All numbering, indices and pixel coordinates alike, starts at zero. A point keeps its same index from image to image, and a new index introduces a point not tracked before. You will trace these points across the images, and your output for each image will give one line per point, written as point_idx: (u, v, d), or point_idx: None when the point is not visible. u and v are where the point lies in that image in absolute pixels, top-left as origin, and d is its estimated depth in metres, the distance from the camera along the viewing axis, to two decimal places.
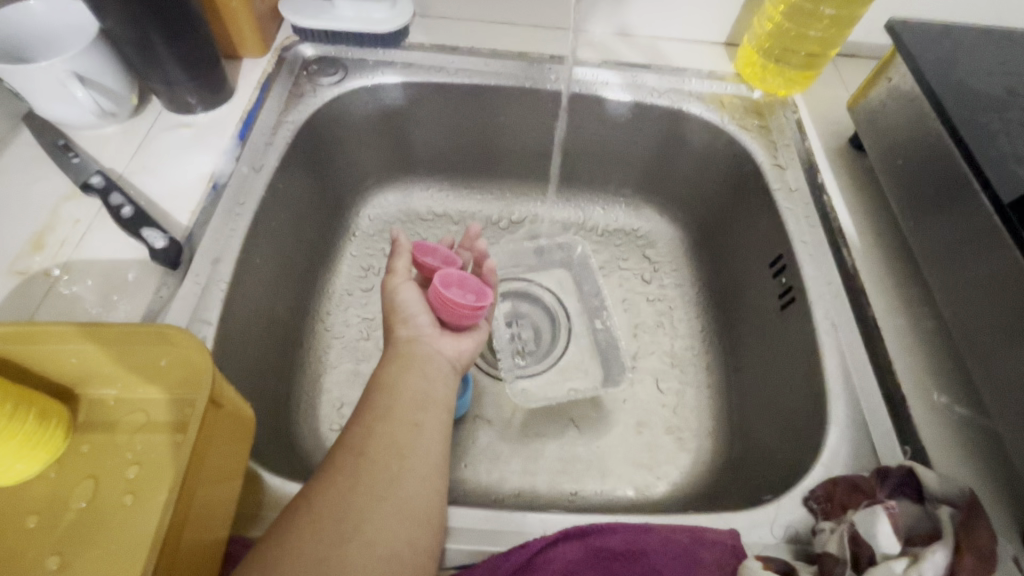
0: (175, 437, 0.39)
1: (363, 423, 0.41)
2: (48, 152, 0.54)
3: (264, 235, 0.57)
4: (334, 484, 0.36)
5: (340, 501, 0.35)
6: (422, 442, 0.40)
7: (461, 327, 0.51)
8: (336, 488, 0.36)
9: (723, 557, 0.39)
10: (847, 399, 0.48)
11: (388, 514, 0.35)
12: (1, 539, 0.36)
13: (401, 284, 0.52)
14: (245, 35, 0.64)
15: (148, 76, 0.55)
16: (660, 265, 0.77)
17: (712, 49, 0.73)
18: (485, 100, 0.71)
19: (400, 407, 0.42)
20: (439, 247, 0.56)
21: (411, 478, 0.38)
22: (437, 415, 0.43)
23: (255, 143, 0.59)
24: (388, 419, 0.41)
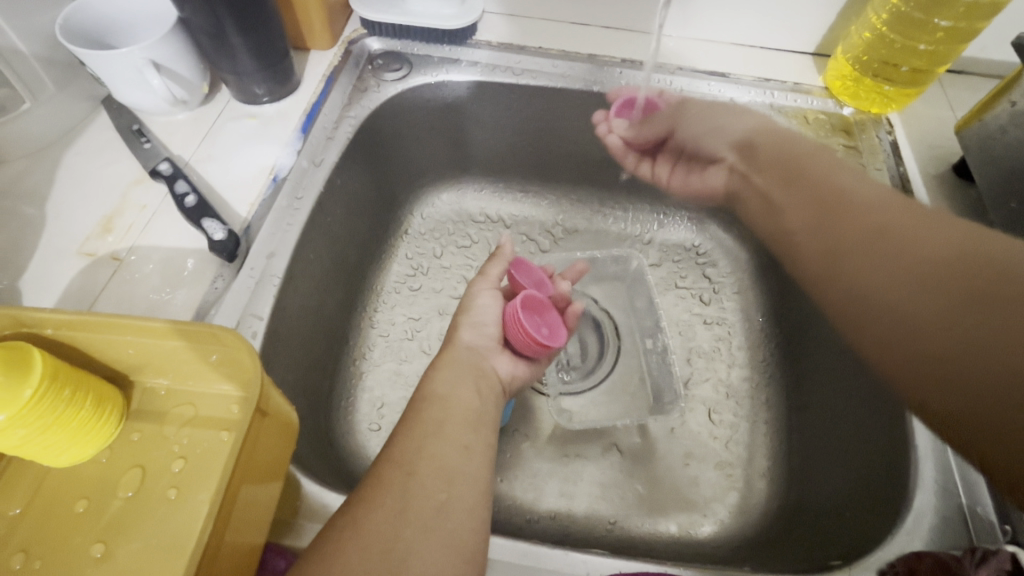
0: (222, 435, 0.39)
1: (409, 438, 0.39)
2: (122, 136, 0.55)
3: (319, 230, 0.56)
4: (379, 504, 0.35)
5: (385, 523, 0.34)
6: (470, 465, 0.39)
7: (522, 353, 0.53)
8: (381, 508, 0.35)
9: None
10: (938, 460, 0.44)
11: (433, 542, 0.34)
12: (52, 520, 0.37)
13: (484, 290, 0.55)
14: (315, 28, 0.63)
15: (219, 65, 0.55)
16: (721, 286, 0.73)
17: (798, 59, 0.68)
18: (550, 102, 0.68)
19: (449, 425, 0.41)
20: (535, 269, 0.59)
21: (457, 506, 0.36)
22: (482, 438, 0.42)
23: (316, 136, 0.59)
24: (438, 437, 0.40)
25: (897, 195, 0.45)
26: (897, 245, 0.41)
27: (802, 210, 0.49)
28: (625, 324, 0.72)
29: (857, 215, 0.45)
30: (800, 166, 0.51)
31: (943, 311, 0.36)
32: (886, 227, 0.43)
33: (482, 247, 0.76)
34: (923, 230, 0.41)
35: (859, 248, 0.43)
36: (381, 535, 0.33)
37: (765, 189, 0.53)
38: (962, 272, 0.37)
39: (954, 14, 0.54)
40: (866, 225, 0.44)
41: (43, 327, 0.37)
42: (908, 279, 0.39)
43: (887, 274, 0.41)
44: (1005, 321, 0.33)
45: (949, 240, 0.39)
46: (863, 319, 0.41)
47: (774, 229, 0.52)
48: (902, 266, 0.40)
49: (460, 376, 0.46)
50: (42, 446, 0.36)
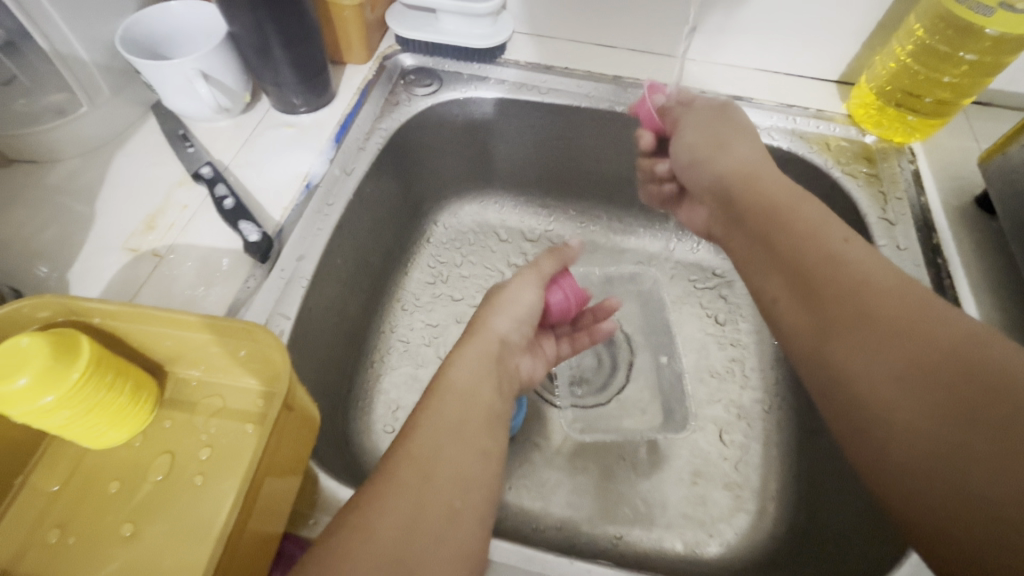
0: (247, 427, 0.41)
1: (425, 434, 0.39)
2: (167, 140, 0.59)
3: (346, 236, 0.59)
4: (398, 508, 0.34)
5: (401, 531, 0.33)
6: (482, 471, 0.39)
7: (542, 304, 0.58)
8: (400, 512, 0.34)
9: None
10: None
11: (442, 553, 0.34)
12: (87, 500, 0.39)
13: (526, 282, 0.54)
14: (352, 43, 0.66)
15: (262, 76, 0.59)
16: (736, 307, 0.74)
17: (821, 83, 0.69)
18: (573, 121, 0.70)
19: (466, 427, 0.40)
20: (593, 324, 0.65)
21: (466, 518, 0.36)
22: (496, 440, 0.42)
23: (348, 146, 0.62)
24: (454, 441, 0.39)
25: (861, 244, 0.39)
26: (911, 329, 0.32)
27: (774, 270, 0.42)
28: (639, 340, 0.73)
29: (841, 291, 0.36)
30: (783, 237, 0.42)
31: (927, 411, 0.29)
32: (870, 306, 0.34)
33: (501, 260, 0.79)
34: (910, 314, 0.33)
35: (850, 337, 0.34)
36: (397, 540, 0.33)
37: (752, 251, 0.45)
38: (955, 352, 0.30)
39: (978, 48, 0.54)
40: (870, 317, 0.34)
41: (91, 317, 0.40)
42: (894, 376, 0.31)
43: (877, 367, 0.32)
44: (1005, 440, 0.26)
45: (933, 324, 0.32)
46: (838, 387, 0.34)
47: (762, 297, 0.43)
48: (873, 337, 0.33)
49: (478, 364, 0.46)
50: (86, 427, 0.38)
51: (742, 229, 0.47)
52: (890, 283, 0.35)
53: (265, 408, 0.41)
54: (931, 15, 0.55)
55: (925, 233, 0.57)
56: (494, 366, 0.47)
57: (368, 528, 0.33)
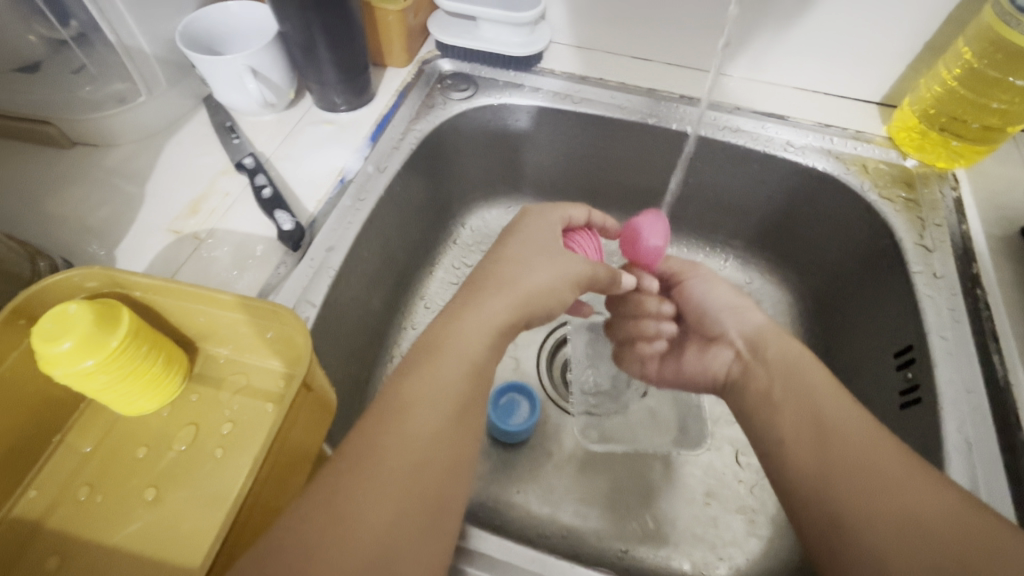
0: (267, 406, 0.43)
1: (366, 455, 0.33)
2: (215, 131, 0.62)
3: (375, 231, 0.61)
4: (328, 551, 0.29)
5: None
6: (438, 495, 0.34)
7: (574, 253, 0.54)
8: (331, 554, 0.29)
9: None
10: None
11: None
12: (115, 462, 0.41)
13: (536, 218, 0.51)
14: (394, 47, 0.69)
15: (306, 74, 0.61)
16: None
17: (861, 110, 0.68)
18: (605, 131, 0.70)
19: (418, 448, 0.34)
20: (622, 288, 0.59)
21: (411, 555, 0.31)
22: (464, 452, 0.36)
23: (383, 145, 0.64)
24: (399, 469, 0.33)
25: (852, 401, 0.44)
26: (895, 481, 0.37)
27: (783, 407, 0.46)
28: None
29: (846, 447, 0.40)
30: (786, 378, 0.48)
31: (937, 572, 0.32)
32: (871, 462, 0.38)
33: None
34: (905, 475, 0.37)
35: (847, 482, 0.38)
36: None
37: (759, 396, 0.49)
38: (950, 525, 0.34)
39: None
40: (874, 471, 0.38)
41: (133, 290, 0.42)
42: (891, 530, 0.35)
43: (871, 515, 0.36)
44: None
45: (930, 491, 0.36)
46: (837, 533, 0.37)
47: (769, 435, 0.46)
48: (868, 486, 0.37)
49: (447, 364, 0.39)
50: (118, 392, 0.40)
51: (762, 367, 0.51)
52: (884, 441, 0.39)
53: (285, 389, 0.43)
54: (980, 40, 0.54)
55: (964, 264, 0.55)
56: (492, 332, 0.41)
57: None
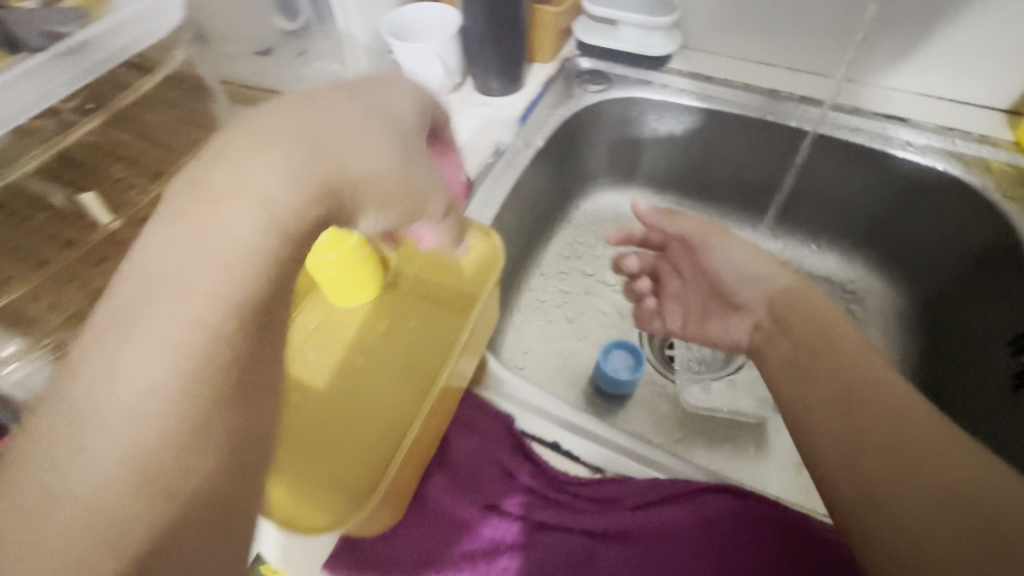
0: (456, 312, 0.52)
1: (199, 268, 0.29)
2: (397, 107, 0.76)
3: (517, 196, 0.72)
4: (158, 359, 0.26)
5: (164, 390, 0.26)
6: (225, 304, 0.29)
7: None
8: (133, 352, 0.26)
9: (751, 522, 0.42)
10: None
11: (166, 428, 0.26)
12: None
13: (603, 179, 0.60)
14: (543, 46, 0.80)
15: (474, 63, 0.74)
16: (865, 321, 0.75)
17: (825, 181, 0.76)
18: (725, 126, 0.77)
19: (192, 267, 0.29)
20: None
21: (186, 378, 0.27)
22: None
23: (530, 125, 0.75)
24: (191, 277, 0.29)
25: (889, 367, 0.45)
26: (921, 455, 0.38)
27: (807, 381, 0.47)
28: None
29: (880, 420, 0.41)
30: (814, 353, 0.48)
31: (954, 534, 0.34)
32: (904, 437, 0.40)
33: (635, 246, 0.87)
34: (933, 447, 0.38)
35: (877, 457, 0.40)
36: (151, 393, 0.26)
37: (785, 364, 0.50)
38: (965, 489, 0.36)
39: None
40: (899, 445, 0.39)
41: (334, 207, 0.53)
42: (919, 507, 0.36)
43: (900, 490, 0.37)
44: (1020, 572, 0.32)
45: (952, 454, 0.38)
46: (865, 503, 0.39)
47: (797, 400, 0.47)
48: (895, 461, 0.39)
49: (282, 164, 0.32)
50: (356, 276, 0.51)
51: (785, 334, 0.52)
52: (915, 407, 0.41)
53: (471, 302, 0.53)
54: None
55: None
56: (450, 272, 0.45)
57: (108, 378, 0.26)
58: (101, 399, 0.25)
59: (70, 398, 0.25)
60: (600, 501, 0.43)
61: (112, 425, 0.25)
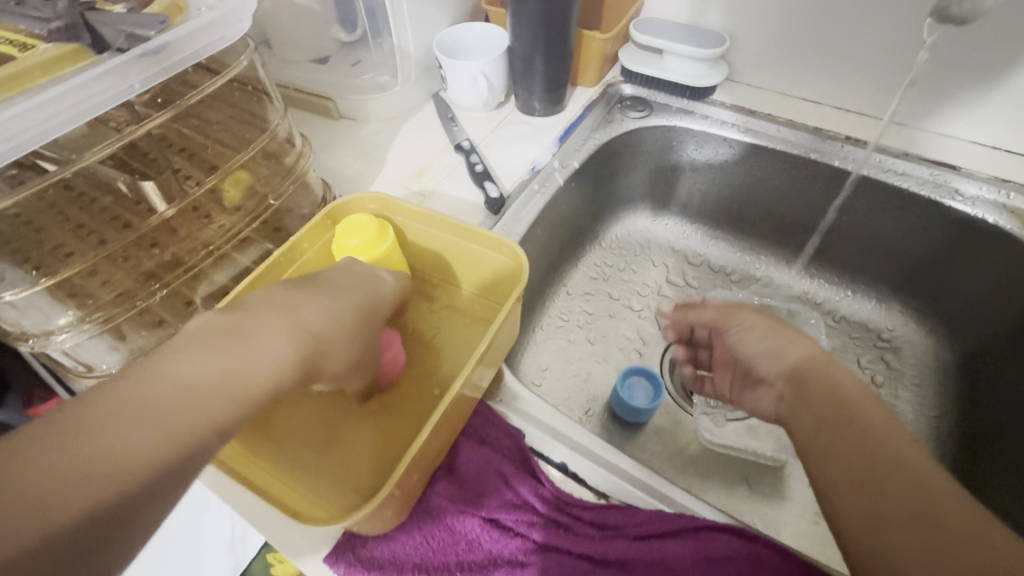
0: (480, 326, 0.55)
1: (216, 374, 0.34)
2: (440, 119, 0.78)
3: (549, 215, 0.73)
4: (146, 434, 0.30)
5: (140, 464, 0.29)
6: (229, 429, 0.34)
7: None
8: (131, 429, 0.30)
9: (726, 551, 0.41)
10: None
11: (128, 505, 0.29)
12: None
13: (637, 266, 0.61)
14: (588, 70, 0.82)
15: (519, 82, 0.76)
16: (899, 374, 0.74)
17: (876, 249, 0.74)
18: (765, 160, 0.76)
19: (222, 374, 0.34)
20: None
21: (169, 472, 0.30)
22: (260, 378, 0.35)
23: (568, 147, 0.76)
24: (208, 387, 0.33)
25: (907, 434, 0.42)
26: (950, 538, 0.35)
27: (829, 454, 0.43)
28: None
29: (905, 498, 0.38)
30: (841, 422, 0.43)
31: None
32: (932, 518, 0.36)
33: (663, 274, 0.87)
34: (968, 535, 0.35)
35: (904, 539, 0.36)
36: (131, 466, 0.29)
37: (815, 433, 0.44)
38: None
39: None
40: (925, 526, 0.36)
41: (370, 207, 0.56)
42: None
43: None
44: None
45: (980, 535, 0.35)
46: None
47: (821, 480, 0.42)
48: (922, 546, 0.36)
49: (314, 308, 0.41)
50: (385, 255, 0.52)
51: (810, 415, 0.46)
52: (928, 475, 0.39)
53: (494, 315, 0.55)
54: None
55: None
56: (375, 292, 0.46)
57: (98, 439, 0.29)
58: (76, 451, 0.28)
59: (60, 454, 0.28)
60: (605, 527, 0.43)
61: (84, 484, 0.28)
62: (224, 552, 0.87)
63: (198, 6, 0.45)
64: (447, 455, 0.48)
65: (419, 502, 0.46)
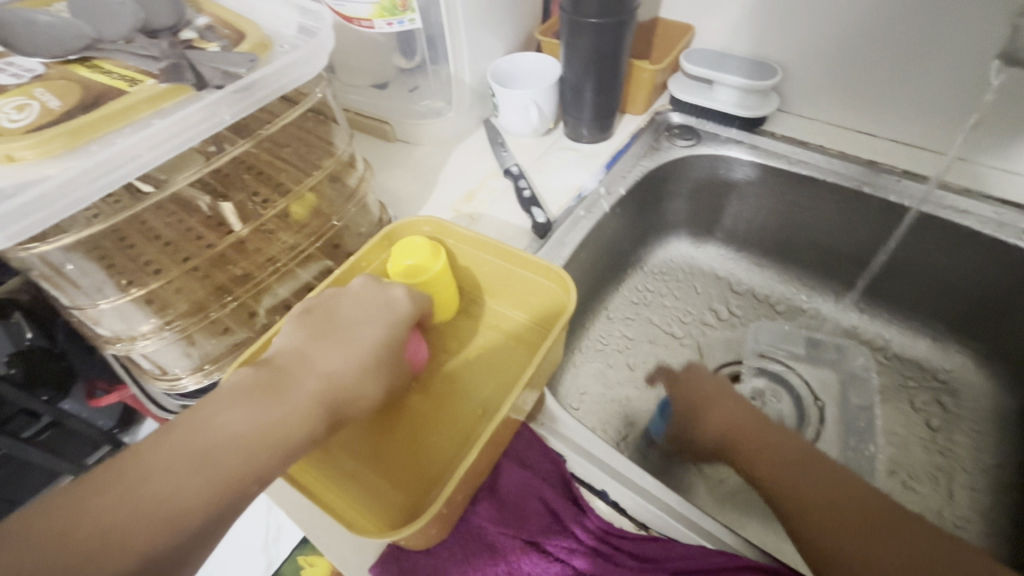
0: (527, 351, 0.56)
1: (252, 424, 0.38)
2: (490, 144, 0.81)
3: (594, 240, 0.74)
4: (194, 482, 0.34)
5: (188, 509, 0.34)
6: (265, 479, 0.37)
7: None
8: (181, 476, 0.34)
9: None
10: None
11: (179, 543, 0.33)
12: None
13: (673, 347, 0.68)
14: (637, 98, 0.83)
15: (569, 111, 0.78)
16: (957, 418, 0.70)
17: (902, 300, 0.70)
18: (816, 192, 0.75)
19: (258, 422, 0.38)
20: None
21: (210, 515, 0.34)
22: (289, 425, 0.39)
23: (615, 174, 0.77)
24: (245, 436, 0.37)
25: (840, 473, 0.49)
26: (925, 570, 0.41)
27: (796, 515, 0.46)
28: (831, 411, 0.73)
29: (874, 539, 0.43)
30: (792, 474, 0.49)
31: None
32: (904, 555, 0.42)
33: (706, 302, 0.87)
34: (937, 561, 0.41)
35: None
36: (180, 510, 0.34)
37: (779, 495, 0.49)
38: None
39: None
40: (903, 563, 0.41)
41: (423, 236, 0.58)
42: None
43: None
44: None
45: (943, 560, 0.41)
46: None
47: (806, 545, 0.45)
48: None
49: (340, 359, 0.44)
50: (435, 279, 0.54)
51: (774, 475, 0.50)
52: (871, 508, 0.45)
53: (539, 339, 0.56)
54: None
55: None
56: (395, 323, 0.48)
57: (153, 486, 0.34)
58: (136, 494, 0.33)
59: (124, 496, 0.33)
60: (644, 559, 0.43)
61: (144, 525, 0.32)
62: (261, 549, 0.90)
63: (282, 45, 0.49)
64: (489, 476, 0.49)
65: (458, 522, 0.47)
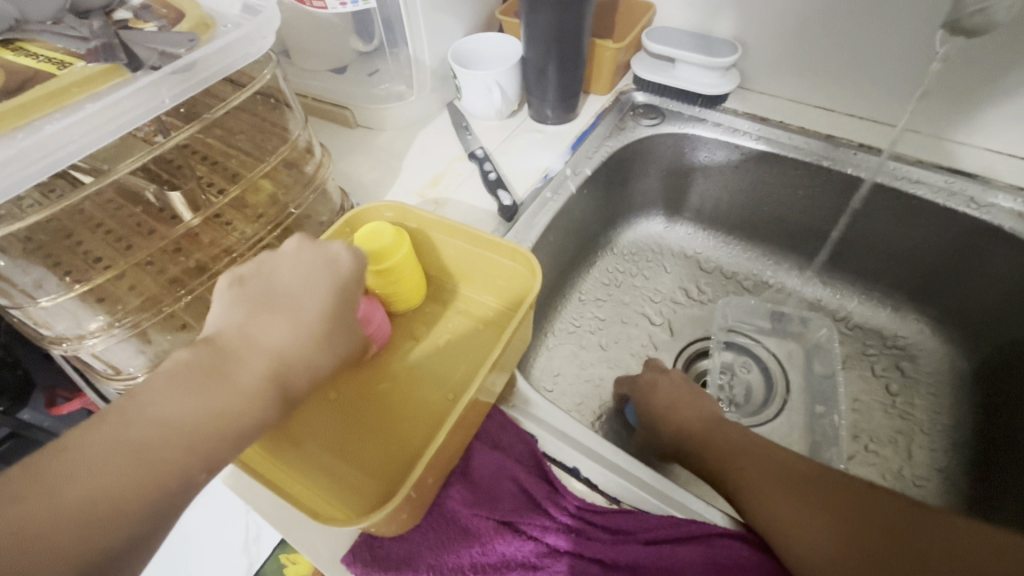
0: (495, 331, 0.55)
1: (192, 411, 0.37)
2: (455, 127, 0.80)
3: (562, 222, 0.74)
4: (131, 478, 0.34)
5: (133, 500, 0.33)
6: (214, 462, 0.37)
7: None
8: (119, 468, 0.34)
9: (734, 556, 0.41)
10: None
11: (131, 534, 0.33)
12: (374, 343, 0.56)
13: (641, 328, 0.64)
14: (600, 78, 0.83)
15: (532, 92, 0.77)
16: (914, 382, 0.73)
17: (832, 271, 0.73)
18: (778, 167, 0.77)
19: (200, 410, 0.37)
20: None
21: (161, 504, 0.34)
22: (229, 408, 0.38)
23: (581, 155, 0.77)
24: (186, 422, 0.36)
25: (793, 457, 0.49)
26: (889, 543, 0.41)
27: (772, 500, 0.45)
28: (796, 381, 0.75)
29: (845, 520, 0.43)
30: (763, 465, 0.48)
31: None
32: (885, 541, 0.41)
33: (676, 280, 0.87)
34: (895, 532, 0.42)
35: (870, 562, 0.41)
36: (127, 503, 0.33)
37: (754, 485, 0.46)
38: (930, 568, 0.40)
39: None
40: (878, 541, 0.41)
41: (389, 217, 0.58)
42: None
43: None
44: None
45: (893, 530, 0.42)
46: None
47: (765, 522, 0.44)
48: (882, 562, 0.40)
49: (276, 330, 0.42)
50: (412, 258, 0.54)
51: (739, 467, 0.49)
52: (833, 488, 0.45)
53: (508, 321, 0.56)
54: None
55: None
56: (338, 287, 0.46)
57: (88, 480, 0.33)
58: (69, 500, 0.32)
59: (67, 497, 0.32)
60: (617, 531, 0.44)
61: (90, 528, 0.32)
62: (241, 549, 0.84)
63: (224, 24, 0.46)
64: (460, 460, 0.49)
65: (431, 504, 0.47)
